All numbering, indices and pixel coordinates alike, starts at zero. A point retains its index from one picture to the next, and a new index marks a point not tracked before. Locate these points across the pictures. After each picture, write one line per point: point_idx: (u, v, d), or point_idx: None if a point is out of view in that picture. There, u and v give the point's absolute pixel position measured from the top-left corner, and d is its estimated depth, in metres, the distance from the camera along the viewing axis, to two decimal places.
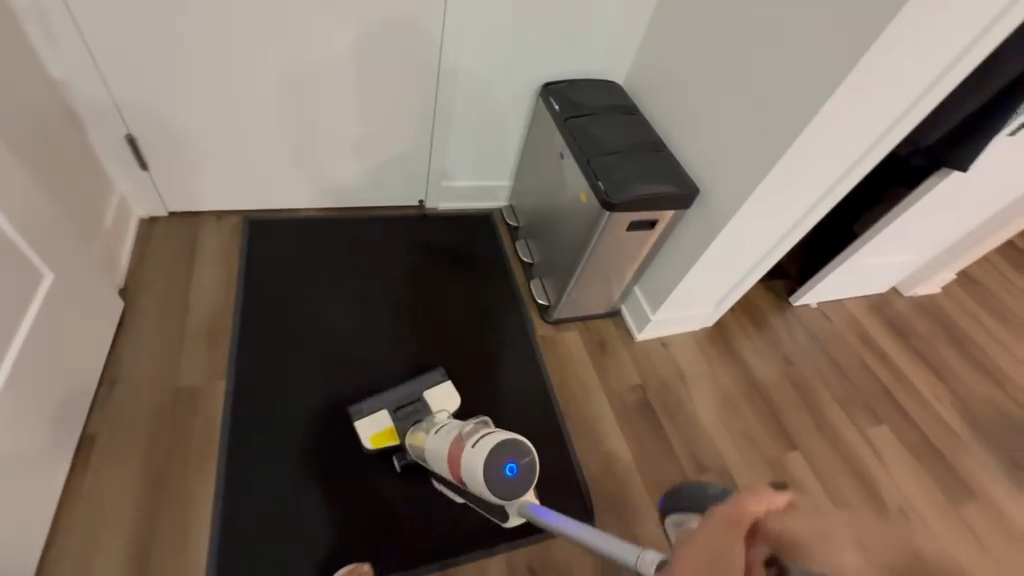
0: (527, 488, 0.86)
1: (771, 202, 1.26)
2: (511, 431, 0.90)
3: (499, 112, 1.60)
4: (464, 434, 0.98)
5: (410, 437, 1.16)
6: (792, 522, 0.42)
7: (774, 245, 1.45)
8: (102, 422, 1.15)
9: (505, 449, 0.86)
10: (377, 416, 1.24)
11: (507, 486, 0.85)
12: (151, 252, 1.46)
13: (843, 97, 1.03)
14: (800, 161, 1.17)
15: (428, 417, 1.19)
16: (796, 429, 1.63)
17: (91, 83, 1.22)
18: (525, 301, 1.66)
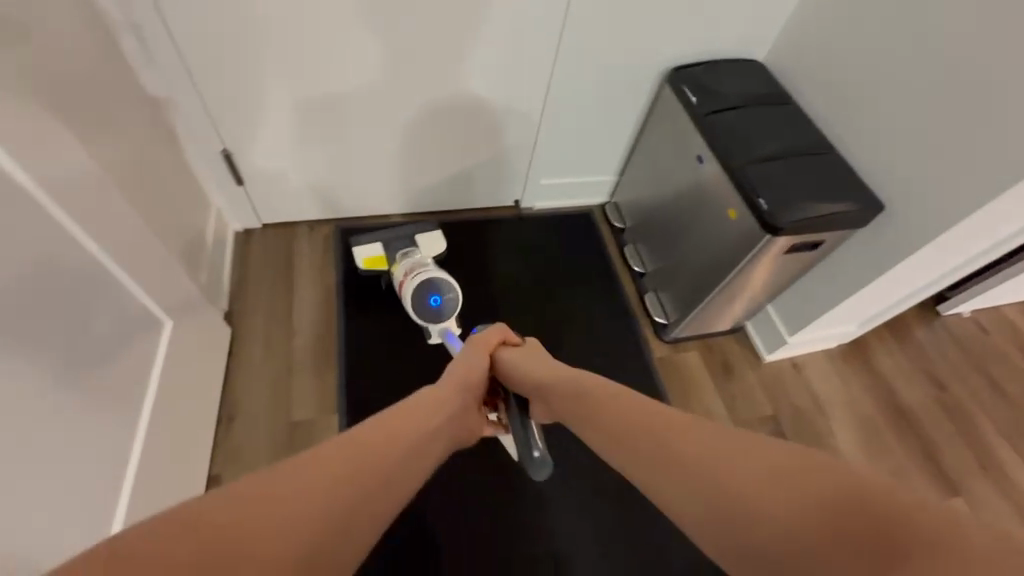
0: (444, 317, 1.17)
1: (974, 232, 1.03)
2: (440, 275, 1.17)
3: (613, 102, 1.39)
4: (410, 269, 1.21)
5: (393, 265, 1.29)
6: (510, 354, 0.89)
7: (951, 271, 1.21)
8: (225, 460, 1.13)
9: (435, 286, 1.17)
10: (372, 243, 1.34)
11: (430, 313, 1.17)
12: (251, 268, 1.41)
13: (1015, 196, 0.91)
14: (943, 247, 1.06)
15: (411, 252, 1.29)
16: (954, 466, 1.42)
17: (186, 99, 1.12)
18: (638, 316, 1.51)
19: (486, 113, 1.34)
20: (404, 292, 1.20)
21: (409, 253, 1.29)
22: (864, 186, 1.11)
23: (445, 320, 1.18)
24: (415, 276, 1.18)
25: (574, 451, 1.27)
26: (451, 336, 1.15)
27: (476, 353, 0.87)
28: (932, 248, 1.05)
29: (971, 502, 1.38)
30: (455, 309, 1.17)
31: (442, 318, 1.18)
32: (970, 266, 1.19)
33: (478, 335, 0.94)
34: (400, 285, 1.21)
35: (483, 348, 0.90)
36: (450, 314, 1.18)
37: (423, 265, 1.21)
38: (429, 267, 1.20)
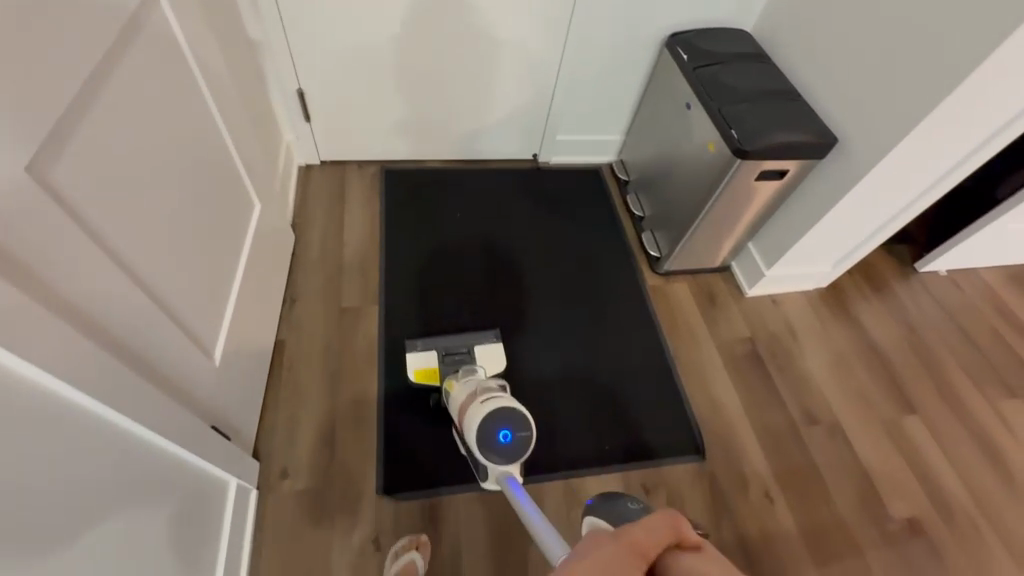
0: (513, 456, 1.02)
1: (908, 163, 1.25)
2: (514, 406, 1.04)
3: (620, 65, 1.63)
4: (478, 392, 1.10)
5: (450, 379, 1.22)
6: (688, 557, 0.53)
7: (902, 209, 1.42)
8: (289, 331, 1.39)
9: (507, 419, 1.02)
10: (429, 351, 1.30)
11: (498, 450, 1.01)
12: (311, 193, 1.69)
13: (941, 118, 1.12)
14: (892, 172, 1.27)
15: (470, 370, 1.24)
16: (913, 393, 1.59)
17: (277, 43, 1.41)
18: (635, 252, 1.73)
19: (511, 69, 1.60)
20: (468, 420, 1.05)
21: (472, 372, 1.21)
22: (825, 125, 1.32)
23: (511, 465, 1.02)
24: (486, 403, 1.04)
25: (572, 351, 1.50)
26: (516, 485, 1.00)
27: (624, 560, 0.50)
28: (874, 177, 1.27)
29: (926, 422, 1.54)
30: (524, 453, 1.02)
31: (507, 461, 1.02)
32: (916, 205, 1.40)
33: (627, 526, 0.55)
34: (462, 410, 1.08)
35: (631, 555, 0.51)
36: (516, 457, 1.02)
37: (493, 393, 1.08)
38: (499, 396, 1.07)
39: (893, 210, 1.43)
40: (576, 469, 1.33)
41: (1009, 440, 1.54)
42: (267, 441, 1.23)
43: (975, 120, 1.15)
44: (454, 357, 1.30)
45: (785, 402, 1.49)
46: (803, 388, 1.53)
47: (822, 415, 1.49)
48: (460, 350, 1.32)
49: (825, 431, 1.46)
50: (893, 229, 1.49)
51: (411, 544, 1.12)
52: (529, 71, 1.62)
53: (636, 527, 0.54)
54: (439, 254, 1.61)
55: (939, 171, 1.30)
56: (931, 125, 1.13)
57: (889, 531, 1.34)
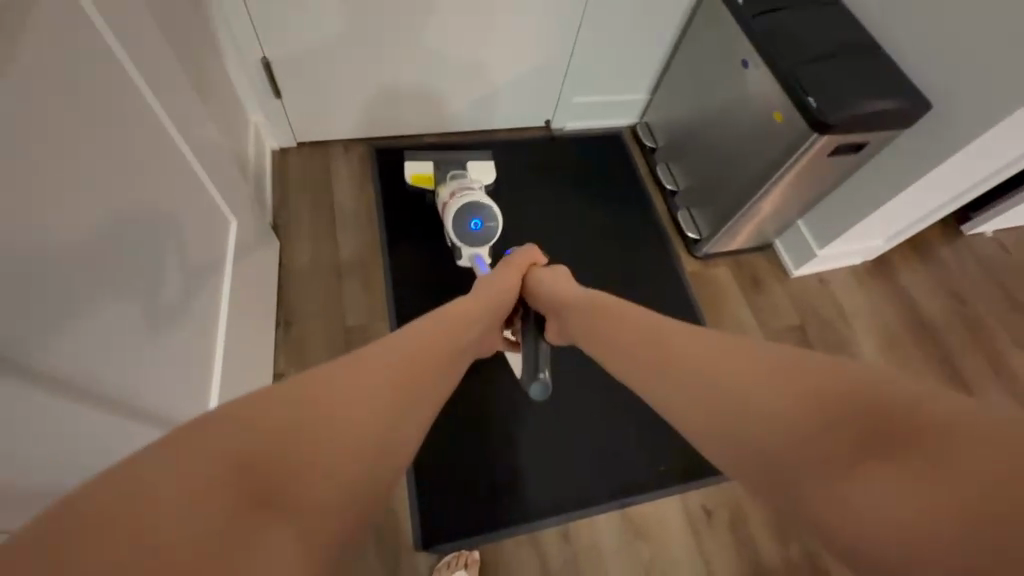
0: (481, 238, 1.22)
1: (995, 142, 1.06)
2: (485, 200, 1.21)
3: (654, 9, 1.35)
4: (456, 188, 1.27)
5: (440, 185, 1.34)
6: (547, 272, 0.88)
7: (966, 190, 1.26)
8: (288, 361, 1.19)
9: (478, 210, 1.21)
10: (422, 160, 1.40)
11: (468, 233, 1.22)
12: (291, 186, 1.42)
13: None
14: (991, 145, 1.07)
15: (460, 175, 1.33)
16: (968, 371, 1.49)
17: (230, 1, 1.10)
18: (670, 233, 1.54)
19: (520, 21, 1.31)
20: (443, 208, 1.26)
21: (458, 174, 1.34)
22: (909, 85, 1.10)
23: (479, 246, 1.23)
24: (464, 195, 1.22)
25: None
26: (478, 260, 1.21)
27: (506, 275, 0.84)
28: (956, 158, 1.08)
29: None
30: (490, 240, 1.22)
31: (476, 243, 1.23)
32: (981, 186, 1.24)
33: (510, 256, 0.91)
34: (443, 200, 1.27)
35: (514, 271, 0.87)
36: (485, 242, 1.23)
37: (472, 188, 1.25)
38: (478, 191, 1.24)
39: (973, 184, 1.24)
40: None
41: None
42: None
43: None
44: (448, 166, 1.39)
45: None
46: None
47: None
48: (454, 161, 1.40)
49: None
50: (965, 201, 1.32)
51: (458, 560, 1.01)
52: (543, 24, 1.33)
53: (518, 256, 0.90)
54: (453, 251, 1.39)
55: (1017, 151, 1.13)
56: None
57: None
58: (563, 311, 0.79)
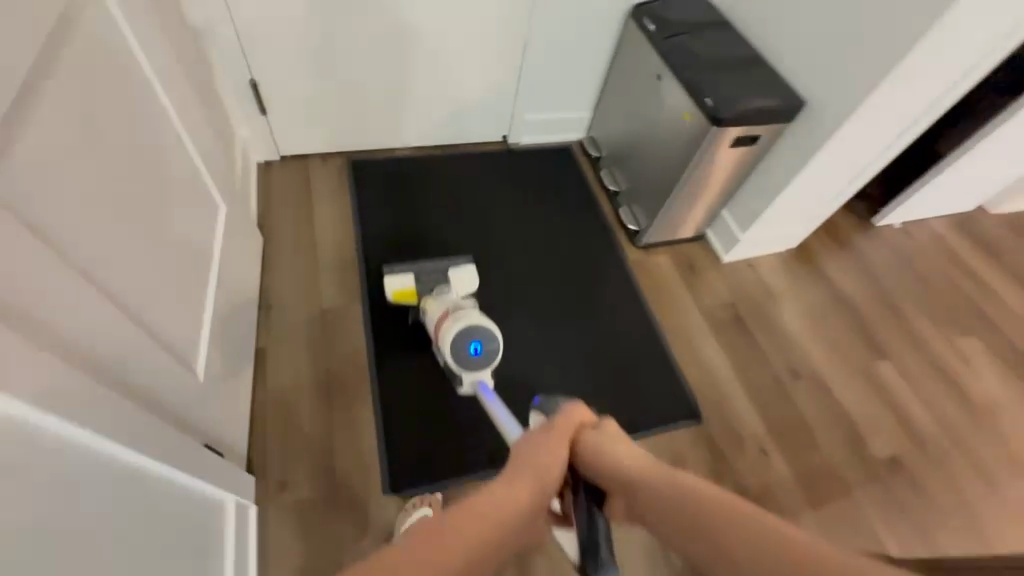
0: (484, 365, 1.12)
1: (858, 131, 1.30)
2: (484, 322, 1.14)
3: (585, 37, 1.61)
4: (450, 310, 1.18)
5: (427, 303, 1.26)
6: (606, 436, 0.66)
7: (855, 175, 1.48)
8: (269, 338, 1.32)
9: (477, 332, 1.12)
10: (404, 273, 1.30)
11: (469, 359, 1.12)
12: (274, 191, 1.60)
13: (900, 77, 1.14)
14: (855, 134, 1.30)
15: (447, 292, 1.26)
16: (884, 338, 1.68)
17: (223, 31, 1.30)
18: (614, 227, 1.74)
19: (473, 48, 1.55)
20: (441, 335, 1.15)
21: (446, 292, 1.26)
22: (789, 87, 1.34)
23: (479, 371, 1.13)
24: (459, 318, 1.13)
25: (558, 331, 1.48)
26: (485, 389, 1.11)
27: (549, 445, 0.64)
28: (829, 146, 1.32)
29: (898, 365, 1.62)
30: (491, 363, 1.13)
31: (475, 369, 1.12)
32: (867, 171, 1.47)
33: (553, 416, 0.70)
34: (437, 326, 1.17)
35: (559, 436, 0.66)
36: (487, 365, 1.13)
37: (466, 309, 1.16)
38: (472, 311, 1.15)
39: (856, 170, 1.47)
40: None
41: (971, 373, 1.65)
42: (261, 456, 1.17)
43: (915, 88, 1.20)
44: (432, 280, 1.31)
45: (769, 358, 1.54)
46: (785, 343, 1.58)
47: (804, 368, 1.54)
48: (438, 273, 1.33)
49: (809, 383, 1.50)
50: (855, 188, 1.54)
51: (421, 501, 1.11)
52: (493, 50, 1.57)
53: (558, 414, 0.69)
54: (421, 244, 1.56)
55: (885, 139, 1.36)
56: (892, 85, 1.16)
57: (873, 468, 1.40)
58: (631, 496, 0.57)
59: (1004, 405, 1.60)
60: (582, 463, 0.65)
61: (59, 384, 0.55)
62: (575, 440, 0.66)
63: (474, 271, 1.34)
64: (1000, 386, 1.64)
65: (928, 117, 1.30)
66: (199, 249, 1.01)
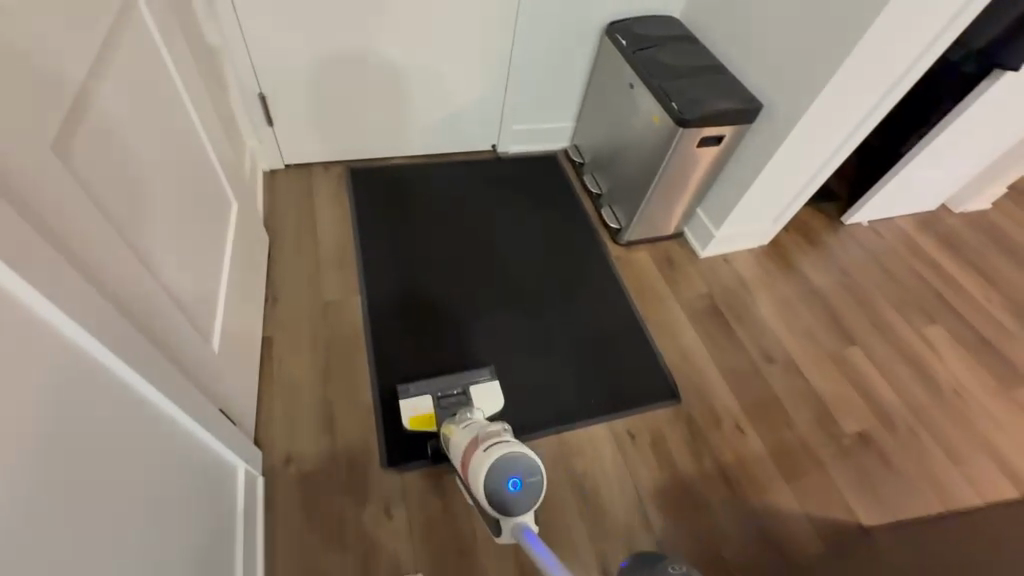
0: (526, 502, 0.93)
1: (810, 132, 1.44)
2: (520, 447, 0.98)
3: (566, 53, 1.76)
4: (479, 436, 1.04)
5: (449, 425, 1.19)
6: None
7: (812, 175, 1.63)
8: (275, 328, 1.41)
9: (514, 465, 0.94)
10: (422, 395, 1.29)
11: (507, 496, 0.93)
12: (279, 195, 1.72)
13: (841, 77, 1.28)
14: (808, 132, 1.44)
15: (468, 413, 1.21)
16: (853, 327, 1.78)
17: (237, 51, 1.45)
18: (597, 226, 1.86)
19: (463, 63, 1.70)
20: (473, 470, 0.98)
21: (473, 420, 1.15)
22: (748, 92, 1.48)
23: (522, 513, 0.93)
24: (490, 446, 0.98)
25: (546, 320, 1.58)
26: (530, 533, 0.90)
27: None
28: (786, 147, 1.45)
29: (867, 351, 1.72)
30: (535, 503, 0.94)
31: (517, 510, 0.93)
32: (823, 170, 1.61)
33: None
34: (465, 457, 1.02)
35: None
36: (530, 503, 0.94)
37: (500, 438, 1.01)
38: (507, 439, 1.00)
39: (815, 166, 1.60)
40: (567, 424, 1.38)
41: (935, 357, 1.75)
42: (268, 433, 1.25)
43: (856, 93, 1.36)
44: (452, 400, 1.30)
45: (744, 344, 1.63)
46: (758, 330, 1.69)
47: (777, 353, 1.64)
48: (457, 390, 1.32)
49: (782, 367, 1.60)
50: (816, 184, 1.67)
51: None
52: (482, 65, 1.72)
53: None
54: (416, 242, 1.67)
55: (836, 140, 1.51)
56: (835, 85, 1.30)
57: (844, 443, 1.47)
58: None
59: (967, 386, 1.69)
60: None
61: (117, 330, 0.66)
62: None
63: (494, 390, 1.36)
64: (962, 369, 1.74)
65: (875, 115, 1.44)
66: (215, 239, 1.12)
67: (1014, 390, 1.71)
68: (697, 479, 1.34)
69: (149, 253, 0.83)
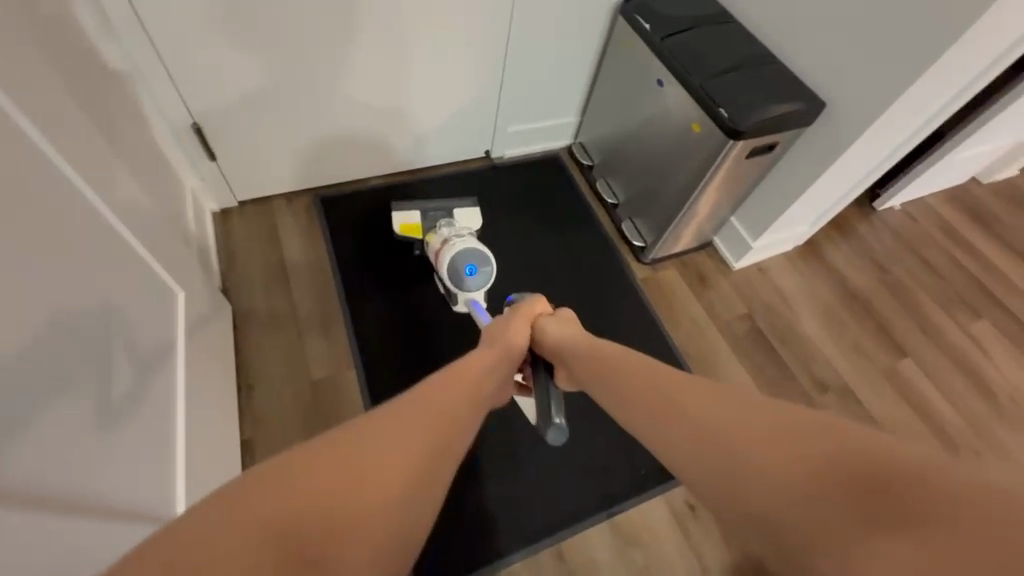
0: (478, 282, 1.18)
1: (873, 141, 1.22)
2: (477, 244, 1.20)
3: (571, 39, 1.45)
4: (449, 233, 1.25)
5: (426, 233, 1.33)
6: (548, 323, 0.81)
7: (866, 175, 1.40)
8: (255, 427, 1.15)
9: (472, 255, 1.18)
10: (410, 210, 1.36)
11: (463, 279, 1.17)
12: (235, 243, 1.40)
13: (932, 77, 1.03)
14: (876, 136, 1.19)
15: (446, 222, 1.31)
16: (900, 334, 1.62)
17: (152, 73, 1.10)
18: (617, 243, 1.61)
19: (447, 61, 1.37)
20: (440, 257, 1.21)
21: (453, 225, 1.29)
22: (803, 86, 1.22)
23: (471, 291, 1.18)
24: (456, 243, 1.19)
25: None
26: (477, 303, 1.16)
27: (520, 321, 0.81)
28: (844, 159, 1.23)
29: (917, 361, 1.57)
30: (484, 286, 1.18)
31: (468, 289, 1.18)
32: (875, 172, 1.39)
33: (520, 304, 0.88)
34: (436, 249, 1.23)
35: (520, 317, 0.83)
36: (482, 285, 1.19)
37: (468, 236, 1.23)
38: (474, 238, 1.23)
39: (871, 167, 1.37)
40: (617, 505, 1.17)
41: (987, 359, 1.62)
42: None
43: (937, 96, 1.11)
44: (438, 216, 1.36)
45: (793, 372, 1.46)
46: (804, 351, 1.51)
47: (828, 377, 1.47)
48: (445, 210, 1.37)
49: (836, 394, 1.44)
50: (867, 184, 1.45)
51: None
52: (469, 62, 1.40)
53: (525, 303, 0.86)
54: (413, 289, 1.39)
55: (898, 141, 1.28)
56: (922, 86, 1.05)
57: None
58: (565, 358, 0.75)
59: None
60: (539, 339, 0.81)
61: None
62: (533, 323, 0.83)
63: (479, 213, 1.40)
64: (1014, 369, 1.62)
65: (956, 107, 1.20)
66: (155, 357, 0.84)
67: None
68: None
69: (44, 469, 0.54)
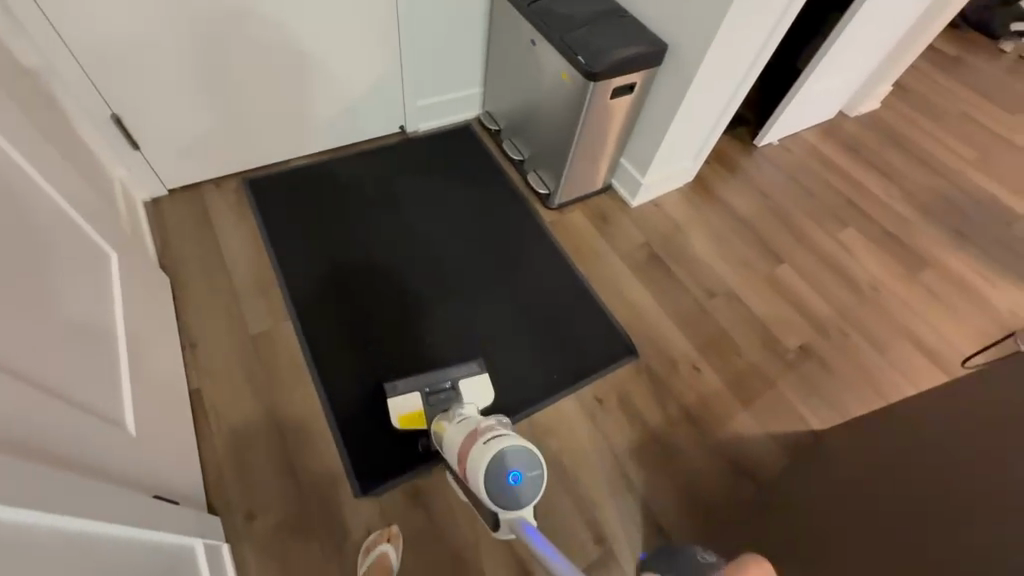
0: (527, 495, 0.83)
1: (713, 72, 1.44)
2: (524, 440, 0.88)
3: (460, 15, 1.62)
4: (480, 429, 0.95)
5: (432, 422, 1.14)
6: None
7: (723, 108, 1.64)
8: (202, 378, 1.28)
9: (516, 457, 0.84)
10: (409, 398, 1.19)
11: (506, 493, 0.83)
12: (168, 225, 1.52)
13: (737, 10, 1.26)
14: (713, 69, 1.42)
15: (456, 406, 1.13)
16: (779, 246, 1.86)
17: (66, 69, 1.21)
18: (526, 194, 1.79)
19: (347, 45, 1.52)
20: (473, 460, 0.88)
21: (464, 411, 1.09)
22: (651, 32, 1.43)
23: (523, 506, 0.83)
24: (491, 441, 0.88)
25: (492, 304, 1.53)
26: (531, 526, 0.79)
27: None
28: (693, 92, 1.45)
29: (794, 266, 1.82)
30: (541, 494, 0.84)
31: (519, 503, 0.83)
32: (729, 104, 1.63)
33: None
34: (464, 449, 0.94)
35: None
36: (530, 499, 0.83)
37: (498, 430, 0.92)
38: (510, 433, 0.91)
39: (724, 100, 1.60)
40: (536, 406, 1.38)
41: (853, 258, 1.88)
42: (221, 492, 1.16)
43: (748, 28, 1.35)
44: (440, 396, 1.20)
45: (686, 285, 1.68)
46: (697, 268, 1.73)
47: (716, 287, 1.70)
48: (445, 385, 1.21)
49: (722, 299, 1.66)
50: (727, 116, 1.69)
51: (383, 536, 1.13)
52: (370, 43, 1.56)
53: None
54: (340, 250, 1.54)
55: (738, 73, 1.51)
56: (732, 20, 1.28)
57: (787, 359, 1.57)
58: None
59: (882, 280, 1.84)
60: None
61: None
62: None
63: (486, 382, 1.24)
64: (876, 264, 1.88)
65: (774, 39, 1.45)
66: (96, 302, 0.97)
67: (923, 276, 1.88)
68: (666, 427, 1.40)
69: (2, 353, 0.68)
